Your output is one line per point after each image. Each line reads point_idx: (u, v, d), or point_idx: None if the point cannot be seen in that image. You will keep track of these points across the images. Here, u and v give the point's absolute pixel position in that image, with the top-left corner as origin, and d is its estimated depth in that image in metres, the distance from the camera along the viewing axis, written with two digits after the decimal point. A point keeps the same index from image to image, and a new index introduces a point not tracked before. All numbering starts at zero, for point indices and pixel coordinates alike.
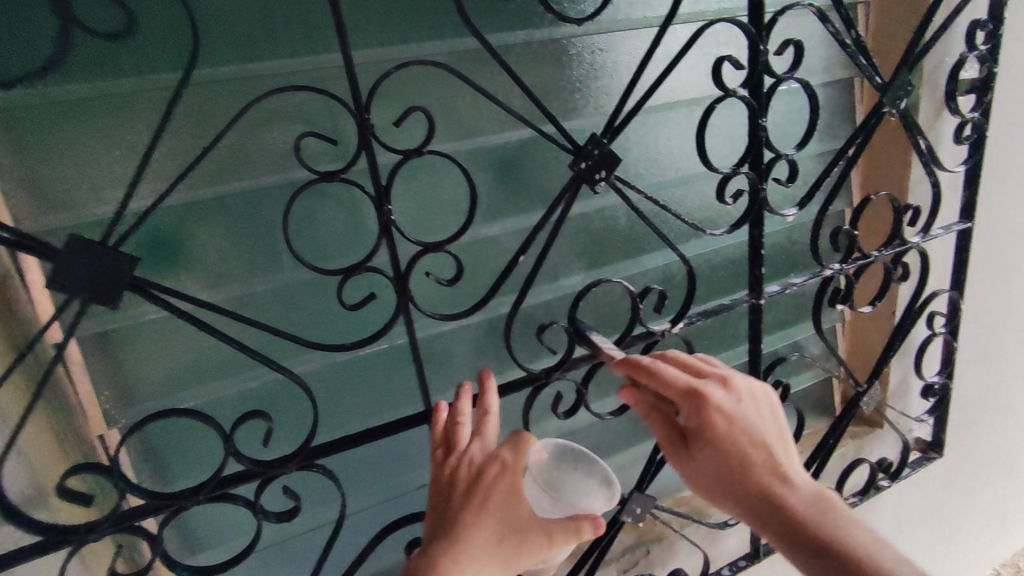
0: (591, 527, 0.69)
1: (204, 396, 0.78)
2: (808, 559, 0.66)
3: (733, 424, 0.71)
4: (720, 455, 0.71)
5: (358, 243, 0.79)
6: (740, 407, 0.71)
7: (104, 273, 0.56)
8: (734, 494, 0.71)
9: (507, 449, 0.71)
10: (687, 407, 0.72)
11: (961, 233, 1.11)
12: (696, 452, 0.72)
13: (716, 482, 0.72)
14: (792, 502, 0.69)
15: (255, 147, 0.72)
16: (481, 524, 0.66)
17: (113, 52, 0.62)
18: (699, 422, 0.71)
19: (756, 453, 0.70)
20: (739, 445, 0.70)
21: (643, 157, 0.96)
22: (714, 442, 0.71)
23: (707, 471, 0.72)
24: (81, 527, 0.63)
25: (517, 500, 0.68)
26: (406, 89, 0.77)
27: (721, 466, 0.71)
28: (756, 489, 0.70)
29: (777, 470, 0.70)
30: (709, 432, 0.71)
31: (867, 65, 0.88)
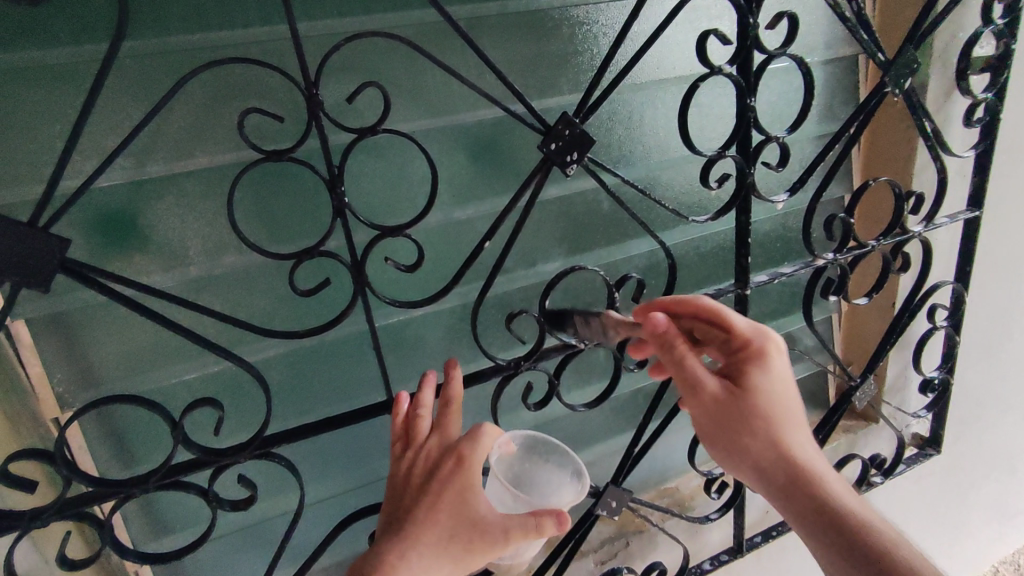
0: (553, 522, 0.64)
1: (162, 380, 0.76)
2: (835, 528, 0.62)
3: (774, 377, 0.68)
4: (756, 407, 0.67)
5: (318, 224, 0.76)
6: (788, 365, 0.69)
7: (32, 255, 0.54)
8: (770, 448, 0.67)
9: (466, 442, 0.67)
10: (737, 351, 0.70)
11: (968, 222, 1.05)
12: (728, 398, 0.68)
13: (751, 433, 0.67)
14: (826, 478, 0.66)
15: (206, 123, 0.68)
16: (432, 521, 0.63)
17: (47, 21, 0.59)
18: (741, 371, 0.68)
19: (793, 418, 0.68)
20: (778, 401, 0.67)
21: (626, 138, 0.91)
22: (754, 391, 0.67)
23: (737, 421, 0.67)
24: (27, 513, 0.63)
25: (472, 495, 0.65)
26: (368, 62, 0.73)
27: (755, 418, 0.67)
28: (788, 455, 0.66)
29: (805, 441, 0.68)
30: (750, 381, 0.68)
31: (868, 41, 0.82)
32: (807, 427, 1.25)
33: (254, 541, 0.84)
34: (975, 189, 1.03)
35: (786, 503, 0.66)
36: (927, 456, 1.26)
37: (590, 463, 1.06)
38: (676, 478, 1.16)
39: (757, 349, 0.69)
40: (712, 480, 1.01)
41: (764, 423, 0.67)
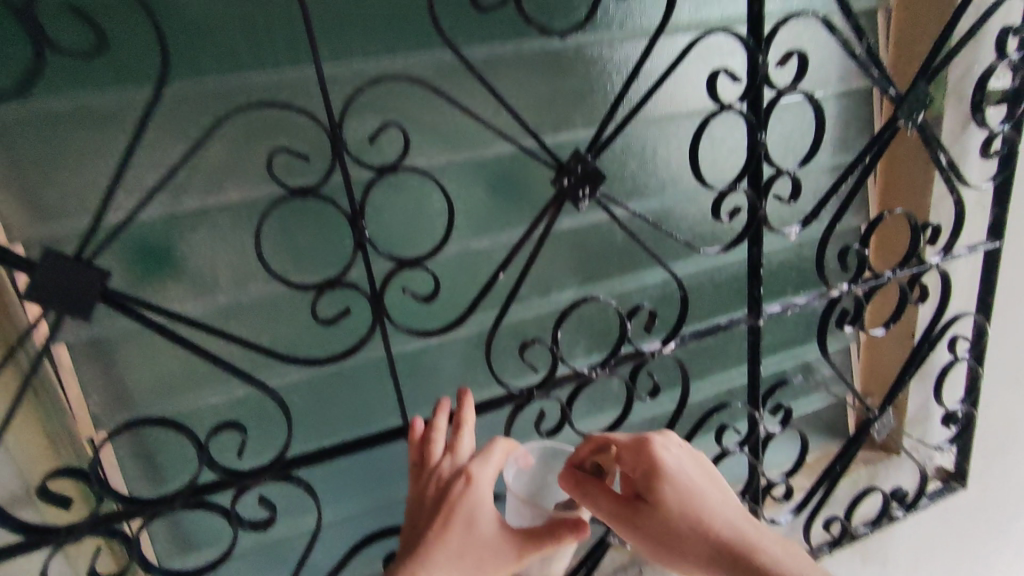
0: (574, 531, 0.68)
1: (189, 402, 0.79)
2: None
3: (675, 477, 0.72)
4: (677, 513, 0.71)
5: (339, 255, 0.79)
6: (680, 456, 0.74)
7: (78, 289, 0.58)
8: (689, 544, 0.70)
9: (476, 463, 0.70)
10: (634, 467, 0.73)
11: (989, 252, 1.04)
12: (649, 516, 0.71)
13: (668, 539, 0.71)
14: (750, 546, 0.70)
15: (237, 160, 0.73)
16: (443, 540, 0.66)
17: (96, 69, 0.64)
18: (647, 484, 0.72)
19: (706, 504, 0.72)
20: (688, 495, 0.72)
21: (640, 170, 0.93)
22: (664, 500, 0.71)
23: (653, 533, 0.71)
24: (63, 528, 0.66)
25: (482, 513, 0.68)
26: (391, 101, 0.77)
27: (683, 520, 0.71)
28: (725, 544, 0.70)
29: (729, 519, 0.72)
30: (660, 490, 0.72)
31: (879, 77, 0.83)
32: (825, 457, 1.23)
33: (272, 561, 0.86)
34: (994, 220, 1.02)
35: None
36: (952, 491, 1.23)
37: None
38: None
39: (650, 457, 0.73)
40: None
41: (693, 522, 0.71)
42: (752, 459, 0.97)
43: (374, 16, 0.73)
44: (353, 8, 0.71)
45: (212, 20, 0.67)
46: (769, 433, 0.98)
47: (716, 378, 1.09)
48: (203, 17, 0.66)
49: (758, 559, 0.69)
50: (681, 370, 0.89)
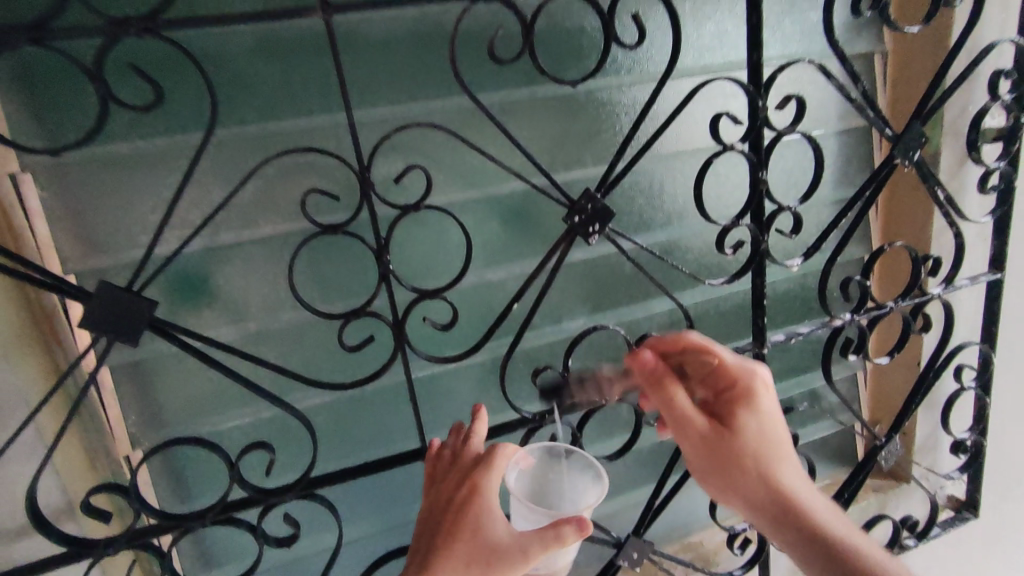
0: (573, 528, 0.66)
1: (220, 423, 0.84)
2: (807, 539, 0.73)
3: (766, 411, 0.77)
4: (754, 438, 0.75)
5: (364, 284, 0.84)
6: (772, 394, 0.78)
7: (126, 315, 0.63)
8: (758, 478, 0.74)
9: (478, 470, 0.70)
10: (728, 389, 0.78)
11: (990, 284, 1.07)
12: (725, 433, 0.75)
13: (739, 469, 0.75)
14: (807, 502, 0.75)
15: (272, 198, 0.78)
16: (450, 550, 0.66)
17: (149, 118, 0.71)
18: (734, 404, 0.77)
19: (783, 451, 0.76)
20: (767, 429, 0.76)
21: (647, 205, 0.98)
22: (746, 424, 0.76)
23: (728, 457, 0.75)
24: (100, 542, 0.70)
25: (488, 521, 0.67)
26: (414, 144, 0.83)
27: (755, 445, 0.75)
28: (783, 484, 0.74)
29: (792, 463, 0.76)
30: (745, 415, 0.76)
31: (875, 118, 0.87)
32: (834, 484, 1.25)
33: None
34: (995, 252, 1.05)
35: (787, 530, 0.74)
36: (964, 520, 1.23)
37: (613, 513, 1.09)
38: (700, 532, 1.17)
39: (747, 389, 0.77)
40: (735, 535, 1.02)
41: (763, 454, 0.75)
42: None
43: (400, 67, 0.79)
44: (381, 60, 0.78)
45: (253, 73, 0.73)
46: None
47: None
48: (246, 69, 0.73)
49: (805, 505, 0.74)
50: None
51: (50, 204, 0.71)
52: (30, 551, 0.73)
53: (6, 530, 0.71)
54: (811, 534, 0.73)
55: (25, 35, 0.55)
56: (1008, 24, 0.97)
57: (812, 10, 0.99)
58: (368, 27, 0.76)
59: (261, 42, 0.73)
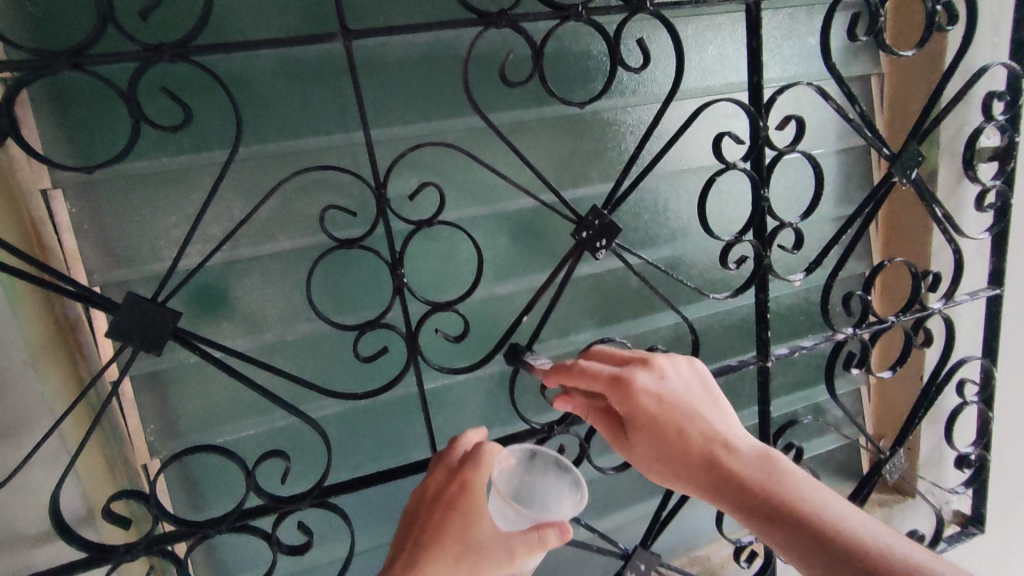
0: (555, 531, 0.67)
1: (235, 432, 0.86)
2: (755, 519, 0.64)
3: (664, 400, 0.70)
4: (661, 434, 0.69)
5: (378, 297, 0.87)
6: (668, 381, 0.71)
7: (152, 326, 0.65)
8: (678, 468, 0.69)
9: (469, 467, 0.73)
10: (617, 395, 0.70)
11: (990, 299, 1.09)
12: (638, 436, 0.71)
13: (659, 462, 0.70)
14: (740, 474, 0.65)
15: (290, 214, 0.82)
16: (440, 545, 0.67)
17: (176, 137, 0.75)
18: (628, 407, 0.70)
19: (693, 433, 0.69)
20: (670, 419, 0.69)
21: (652, 221, 1.01)
22: (650, 423, 0.70)
23: (643, 453, 0.71)
24: (120, 547, 0.71)
25: (477, 517, 0.69)
26: (426, 162, 0.86)
27: (668, 440, 0.69)
28: (713, 465, 0.67)
29: (719, 439, 0.68)
30: (641, 413, 0.70)
31: (873, 137, 0.90)
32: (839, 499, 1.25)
33: None
34: (994, 268, 1.07)
35: (741, 514, 0.65)
36: (971, 536, 1.23)
37: (619, 526, 1.09)
38: (707, 546, 1.17)
39: (624, 392, 0.70)
40: (742, 547, 1.03)
41: (681, 444, 0.69)
42: None
43: (414, 88, 0.82)
44: (395, 82, 0.81)
45: (275, 95, 0.77)
46: None
47: None
48: (269, 91, 0.77)
49: (744, 485, 0.65)
50: None
51: (79, 219, 0.74)
52: (50, 558, 0.74)
53: (28, 537, 0.72)
54: (755, 513, 0.64)
55: (67, 60, 0.58)
56: (1000, 48, 1.00)
57: (809, 35, 1.02)
58: (384, 51, 0.80)
59: (283, 66, 0.76)
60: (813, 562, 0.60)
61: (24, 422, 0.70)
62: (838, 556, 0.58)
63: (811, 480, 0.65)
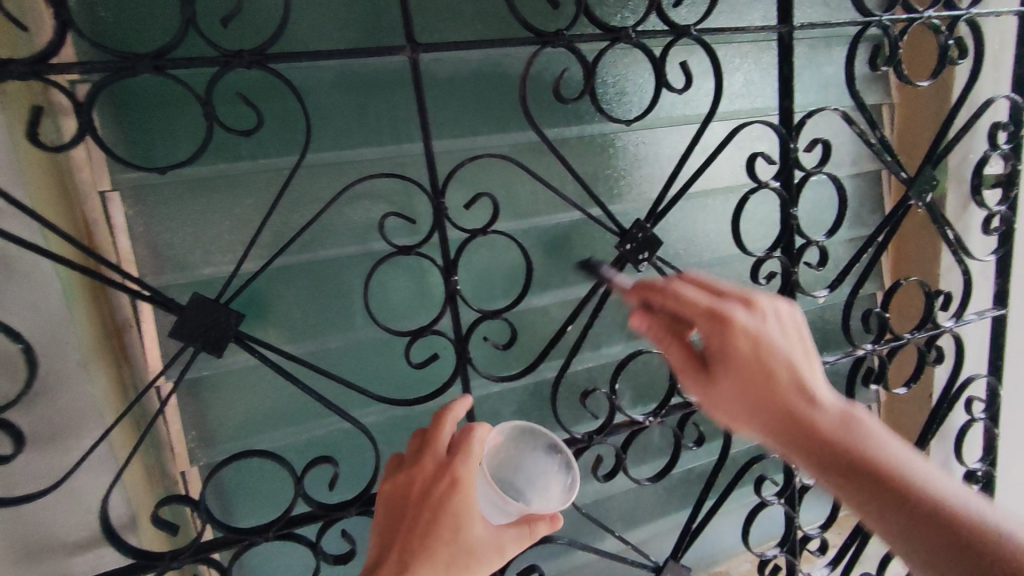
0: (546, 525, 0.67)
1: (275, 442, 0.85)
2: (841, 475, 0.63)
3: (761, 343, 0.65)
4: (745, 381, 0.66)
5: (424, 306, 0.89)
6: (766, 325, 0.66)
7: (213, 327, 0.65)
8: (761, 415, 0.67)
9: (458, 463, 0.67)
10: (709, 330, 0.67)
11: (996, 319, 1.13)
12: (721, 375, 0.68)
13: (744, 409, 0.68)
14: (822, 427, 0.64)
15: (340, 221, 0.82)
16: (429, 550, 0.62)
17: (236, 143, 0.76)
18: (720, 345, 0.66)
19: (789, 376, 0.66)
20: (761, 372, 0.66)
21: (683, 237, 1.04)
22: (740, 365, 0.66)
23: (745, 394, 0.67)
24: (166, 554, 0.71)
25: (467, 518, 0.64)
26: (473, 175, 0.88)
27: (756, 388, 0.66)
28: (794, 421, 0.65)
29: (805, 390, 0.66)
30: (733, 354, 0.66)
31: (892, 161, 0.94)
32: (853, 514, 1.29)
33: None
34: (999, 289, 1.11)
35: (816, 466, 0.65)
36: None
37: (646, 540, 1.10)
38: (728, 562, 1.19)
39: (725, 328, 0.66)
40: (766, 561, 1.03)
41: (771, 393, 0.66)
42: (789, 509, 1.01)
43: (464, 103, 0.85)
44: (448, 96, 0.84)
45: (332, 107, 0.79)
46: (805, 484, 1.03)
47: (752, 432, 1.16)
48: (327, 100, 0.78)
49: (825, 441, 0.64)
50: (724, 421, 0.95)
51: (135, 221, 0.74)
52: (89, 566, 0.73)
53: (69, 543, 0.71)
54: (847, 462, 0.63)
55: (150, 62, 0.59)
56: (1001, 82, 1.06)
57: (828, 65, 1.08)
58: (437, 67, 0.82)
59: (341, 77, 0.78)
60: (886, 512, 0.61)
61: (73, 425, 0.69)
62: (914, 511, 0.60)
63: (894, 442, 0.64)
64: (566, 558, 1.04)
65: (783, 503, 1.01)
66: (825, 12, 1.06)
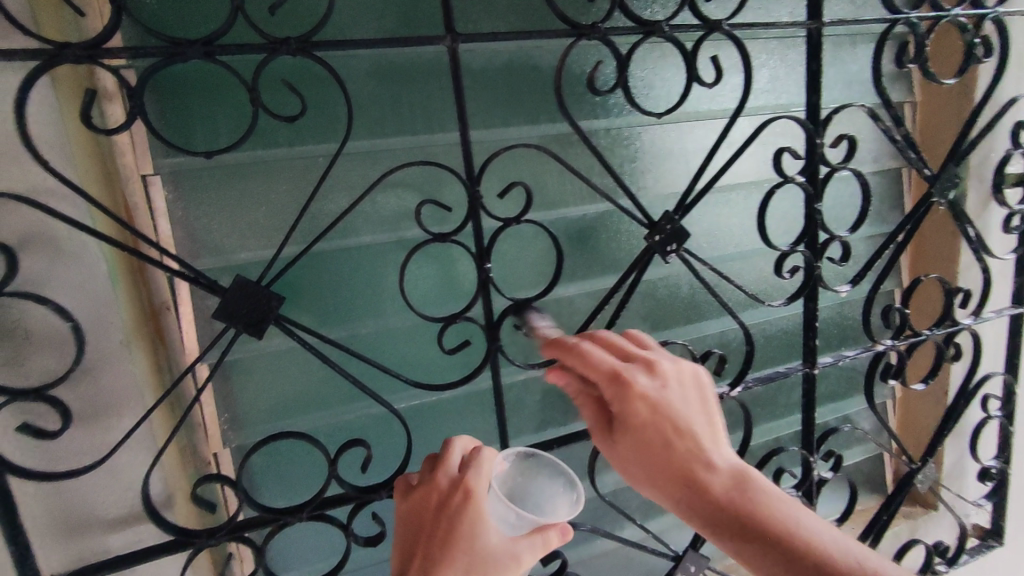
0: (557, 532, 0.67)
1: (306, 425, 0.86)
2: (734, 538, 0.66)
3: (658, 409, 0.69)
4: (643, 447, 0.70)
5: (452, 294, 0.90)
6: (665, 395, 0.70)
7: (254, 308, 0.67)
8: (660, 481, 0.70)
9: (470, 476, 0.68)
10: (613, 394, 0.70)
11: (1014, 318, 1.13)
12: (622, 438, 0.72)
13: (644, 475, 0.71)
14: (715, 488, 0.68)
15: (372, 208, 0.83)
16: (448, 560, 0.63)
17: (275, 129, 0.77)
18: (620, 408, 0.70)
19: (688, 434, 0.70)
20: (660, 440, 0.69)
21: (706, 230, 1.05)
22: (639, 428, 0.70)
23: (645, 456, 0.70)
24: (203, 532, 0.72)
25: (483, 527, 0.65)
26: (504, 164, 0.89)
27: (657, 453, 0.70)
28: (686, 487, 0.69)
29: (703, 455, 0.69)
30: (634, 417, 0.70)
31: (916, 158, 0.95)
32: (867, 510, 1.30)
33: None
34: (1017, 288, 1.12)
35: (713, 530, 0.68)
36: (991, 548, 1.26)
37: (664, 530, 1.11)
38: None
39: (627, 393, 0.70)
40: None
41: (668, 456, 0.69)
42: (806, 502, 1.03)
43: (496, 93, 0.86)
44: (480, 85, 0.85)
45: (368, 95, 0.80)
46: (823, 477, 1.04)
47: (769, 425, 1.17)
48: (364, 88, 0.79)
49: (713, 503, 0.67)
50: (745, 413, 0.96)
51: (174, 205, 0.75)
52: (126, 543, 0.75)
53: (108, 520, 0.73)
54: (738, 527, 0.66)
55: (200, 48, 0.60)
56: None
57: (852, 61, 1.09)
58: (471, 58, 0.83)
59: (376, 66, 0.79)
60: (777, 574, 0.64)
61: (115, 403, 0.71)
62: (798, 567, 0.63)
63: (785, 498, 0.68)
64: (587, 546, 1.05)
65: (800, 497, 1.02)
66: (851, 8, 1.07)
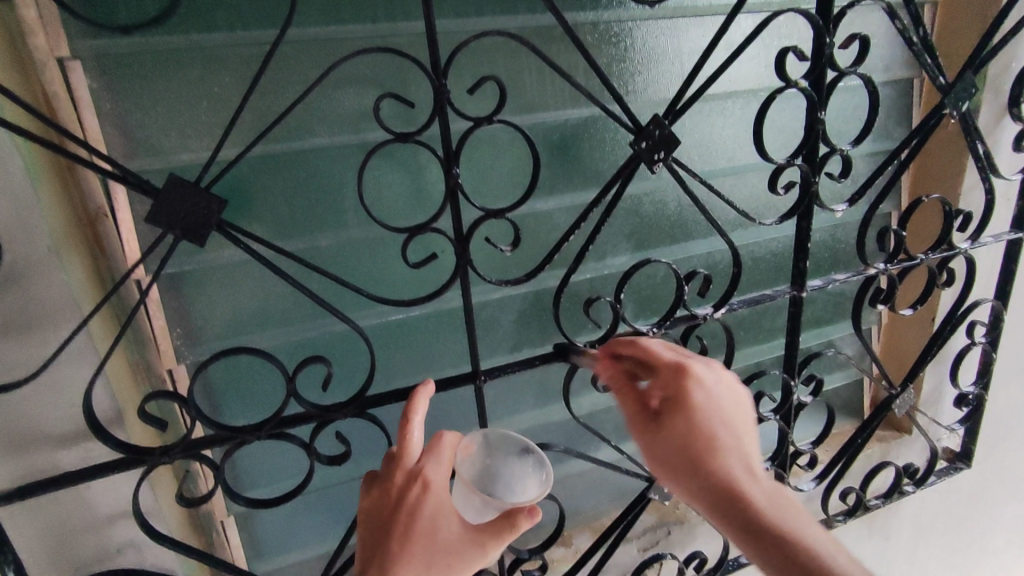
0: (525, 516, 0.64)
1: (266, 342, 0.81)
2: (753, 539, 0.66)
3: (705, 400, 0.71)
4: (690, 438, 0.70)
5: (420, 205, 0.83)
6: (715, 394, 0.72)
7: (193, 213, 0.60)
8: (689, 469, 0.70)
9: (428, 464, 0.66)
10: (670, 378, 0.73)
11: (1011, 242, 1.09)
12: (665, 424, 0.72)
13: (673, 460, 0.71)
14: (746, 485, 0.68)
15: (328, 106, 0.75)
16: (406, 555, 0.62)
17: (210, 7, 0.67)
18: (673, 391, 0.73)
19: (732, 427, 0.71)
20: (708, 440, 0.70)
21: (698, 142, 0.97)
22: (686, 413, 0.71)
23: (683, 441, 0.71)
24: (156, 449, 0.69)
25: (444, 518, 0.64)
26: (478, 59, 0.80)
27: (697, 442, 0.70)
28: (722, 489, 0.68)
29: (743, 459, 0.70)
30: (680, 402, 0.72)
31: (932, 64, 0.86)
32: (841, 433, 1.32)
33: (335, 498, 0.92)
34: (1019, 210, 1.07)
35: (731, 526, 0.68)
36: (958, 470, 1.29)
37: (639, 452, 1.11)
38: None
39: (683, 377, 0.73)
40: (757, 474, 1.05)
41: (706, 446, 0.70)
42: (782, 426, 1.02)
43: None
44: None
45: None
46: (801, 401, 1.02)
47: (751, 350, 1.15)
48: None
49: (749, 507, 0.67)
50: (728, 336, 0.91)
51: (101, 96, 0.66)
52: (77, 459, 0.71)
53: (55, 436, 0.69)
54: (750, 519, 0.67)
55: None
56: None
57: None
58: None
59: None
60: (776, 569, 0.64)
61: (48, 315, 0.65)
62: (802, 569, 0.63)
63: (813, 523, 0.68)
64: (561, 466, 1.05)
65: (778, 420, 1.01)
66: None
